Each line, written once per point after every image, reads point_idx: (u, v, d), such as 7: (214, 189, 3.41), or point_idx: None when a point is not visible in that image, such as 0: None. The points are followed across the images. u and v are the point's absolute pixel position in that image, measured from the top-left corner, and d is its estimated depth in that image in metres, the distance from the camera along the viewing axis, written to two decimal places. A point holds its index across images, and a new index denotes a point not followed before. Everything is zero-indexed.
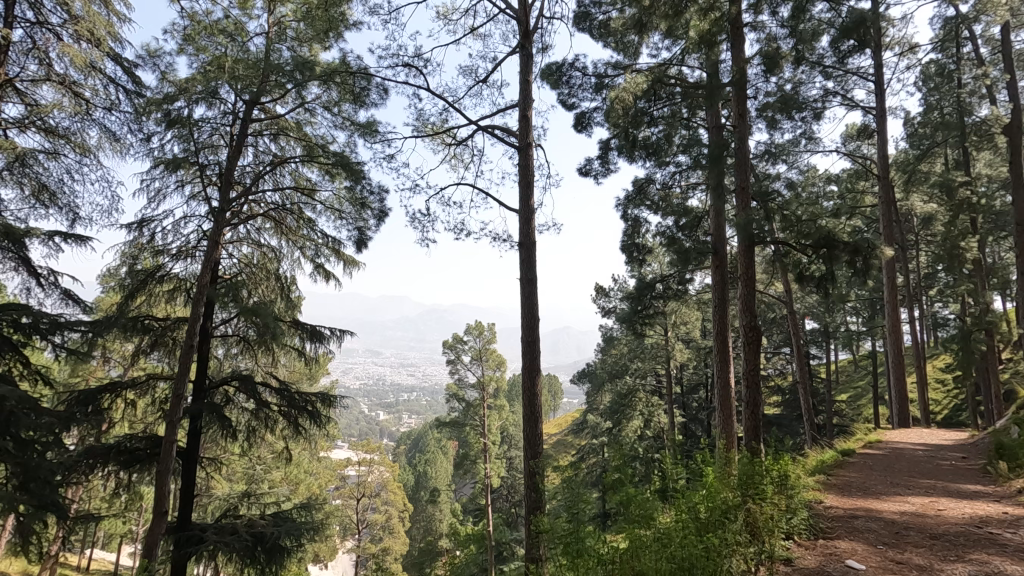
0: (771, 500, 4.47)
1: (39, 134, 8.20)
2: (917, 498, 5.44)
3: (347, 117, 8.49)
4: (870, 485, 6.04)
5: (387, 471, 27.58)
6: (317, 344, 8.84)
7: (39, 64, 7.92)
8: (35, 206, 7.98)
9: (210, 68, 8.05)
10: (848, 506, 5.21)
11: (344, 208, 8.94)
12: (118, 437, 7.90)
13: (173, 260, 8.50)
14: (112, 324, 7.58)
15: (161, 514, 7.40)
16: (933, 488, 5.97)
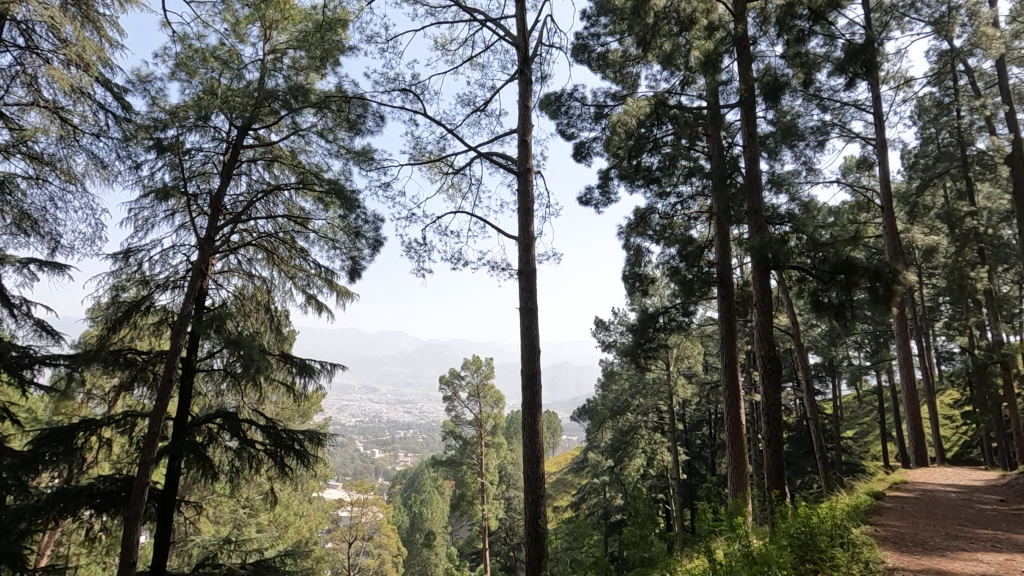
0: (843, 570, 4.14)
1: (23, 161, 7.90)
2: (989, 556, 4.91)
3: (342, 145, 8.23)
4: (924, 537, 5.49)
5: (380, 512, 26.38)
6: (307, 379, 8.31)
7: (27, 89, 7.68)
8: (15, 234, 7.56)
9: (202, 95, 7.80)
10: (916, 567, 4.60)
11: (338, 237, 8.61)
12: (90, 479, 7.25)
13: (159, 291, 8.09)
14: (92, 357, 7.08)
15: (129, 565, 6.73)
16: (997, 541, 5.43)
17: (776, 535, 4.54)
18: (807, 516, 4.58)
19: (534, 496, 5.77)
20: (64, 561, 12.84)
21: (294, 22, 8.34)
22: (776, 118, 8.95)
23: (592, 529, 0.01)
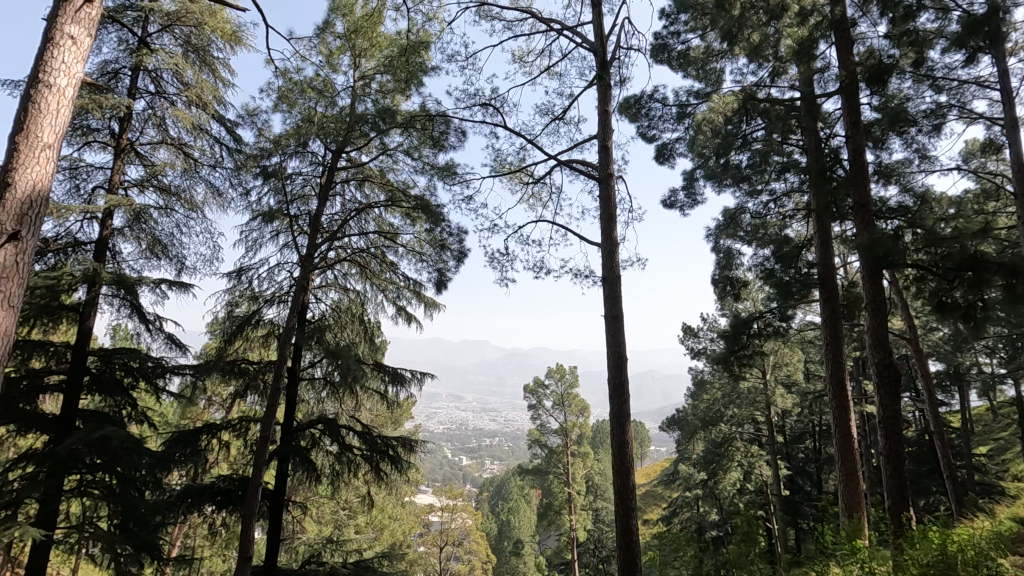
0: None
1: (155, 193, 8.93)
2: None
3: (428, 162, 8.54)
4: None
5: (470, 518, 26.80)
6: (399, 387, 8.64)
7: (157, 129, 8.67)
8: (150, 258, 8.53)
9: (301, 123, 8.42)
10: None
11: (425, 250, 8.92)
12: (211, 478, 7.96)
13: (267, 306, 8.79)
14: (212, 367, 7.80)
15: (246, 559, 7.28)
16: None
17: (905, 563, 4.18)
18: (942, 548, 4.12)
19: (626, 507, 5.59)
20: (192, 552, 14.19)
21: (381, 48, 8.81)
22: (881, 104, 8.22)
23: (782, 513, 0.01)
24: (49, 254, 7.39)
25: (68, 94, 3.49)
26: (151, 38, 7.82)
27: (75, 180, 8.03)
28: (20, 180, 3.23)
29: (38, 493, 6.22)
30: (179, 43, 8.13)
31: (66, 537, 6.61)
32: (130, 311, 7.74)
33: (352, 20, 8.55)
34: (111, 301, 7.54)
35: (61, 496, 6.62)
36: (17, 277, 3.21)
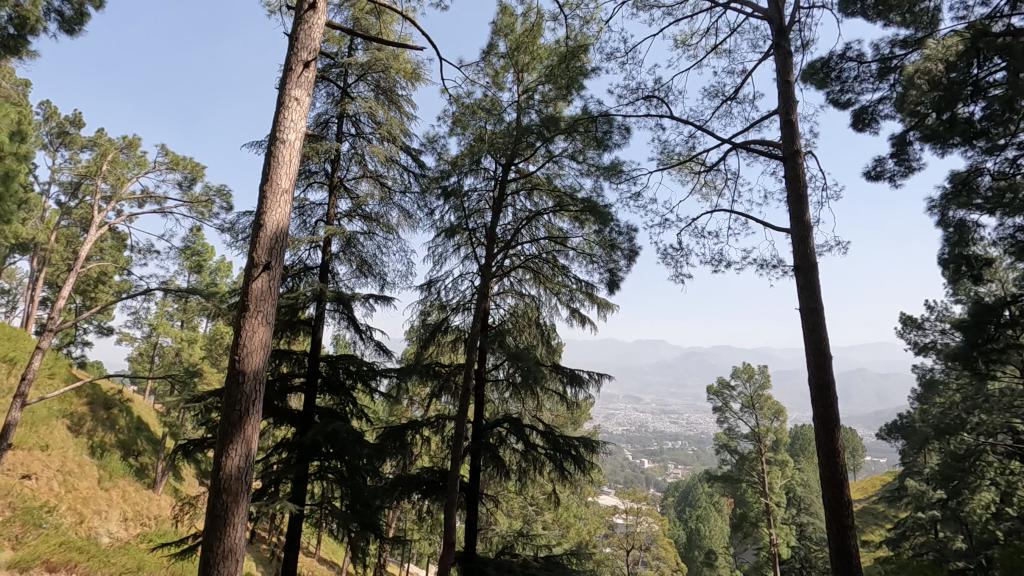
0: None
1: (361, 220, 10.36)
2: None
3: (593, 164, 8.55)
4: None
5: (656, 523, 26.00)
6: (577, 388, 8.76)
7: (359, 165, 10.04)
8: (360, 276, 9.90)
9: (474, 142, 9.08)
10: None
11: (595, 252, 8.95)
12: (417, 469, 8.92)
13: (455, 313, 9.60)
14: (413, 371, 8.75)
15: (450, 544, 7.98)
16: None
17: None
18: None
19: (842, 525, 4.88)
20: (405, 534, 16.01)
21: (540, 60, 9.10)
22: None
23: (898, 491, 0.01)
24: (288, 278, 9.02)
25: (296, 145, 4.22)
26: (350, 87, 9.12)
27: (303, 215, 9.69)
28: (269, 221, 3.99)
29: (291, 475, 7.57)
30: (371, 88, 9.34)
31: (312, 513, 7.93)
32: (347, 323, 9.05)
33: (513, 38, 8.97)
34: (334, 315, 8.91)
35: (308, 478, 7.97)
36: (272, 300, 3.96)
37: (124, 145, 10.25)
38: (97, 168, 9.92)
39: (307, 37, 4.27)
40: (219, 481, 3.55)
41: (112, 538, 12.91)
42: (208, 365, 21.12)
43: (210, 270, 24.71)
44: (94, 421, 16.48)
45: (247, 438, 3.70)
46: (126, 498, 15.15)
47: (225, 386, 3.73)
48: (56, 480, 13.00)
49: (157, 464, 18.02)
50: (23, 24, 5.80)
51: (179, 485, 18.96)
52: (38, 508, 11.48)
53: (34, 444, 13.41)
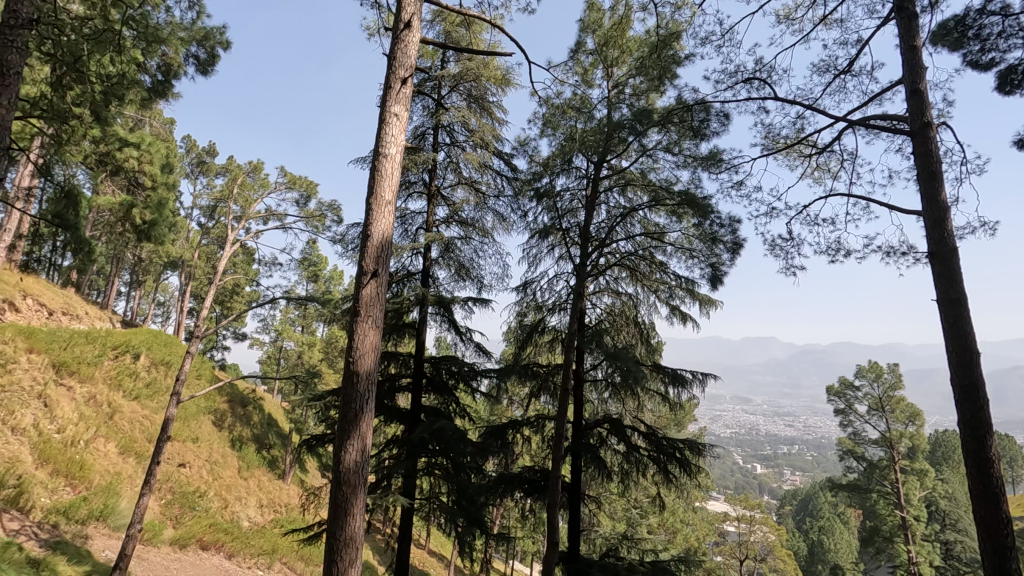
0: None
1: (458, 226, 10.72)
2: None
3: (690, 155, 8.19)
4: None
5: (772, 533, 24.35)
6: (680, 388, 8.40)
7: (454, 172, 10.41)
8: (458, 280, 10.25)
9: (565, 142, 9.06)
10: None
11: (695, 246, 8.59)
12: (519, 467, 9.06)
13: (551, 314, 9.63)
14: (511, 371, 8.91)
15: (553, 544, 8.02)
16: None
17: None
18: None
19: (998, 546, 4.26)
20: (509, 531, 16.31)
21: (630, 52, 8.91)
22: None
23: (912, 500, 0.01)
24: (394, 285, 9.55)
25: (397, 157, 4.45)
26: (444, 98, 9.46)
27: (404, 224, 10.21)
28: (376, 231, 4.26)
29: (402, 470, 7.99)
30: (464, 98, 9.63)
31: (422, 507, 8.31)
32: (448, 325, 9.40)
33: (601, 33, 8.84)
34: (436, 318, 9.29)
35: (417, 474, 8.38)
36: (381, 304, 4.21)
37: (250, 169, 11.40)
38: (229, 192, 11.12)
39: (404, 55, 4.50)
40: (339, 474, 3.85)
41: (250, 522, 14.45)
42: (325, 366, 22.91)
43: (325, 279, 26.84)
44: (233, 417, 18.49)
45: (362, 434, 3.97)
46: (261, 487, 16.85)
47: (342, 385, 4.04)
48: (205, 469, 14.77)
49: (286, 456, 19.85)
50: (168, 70, 6.66)
51: (305, 476, 20.75)
52: (192, 493, 13.11)
53: (187, 436, 15.32)
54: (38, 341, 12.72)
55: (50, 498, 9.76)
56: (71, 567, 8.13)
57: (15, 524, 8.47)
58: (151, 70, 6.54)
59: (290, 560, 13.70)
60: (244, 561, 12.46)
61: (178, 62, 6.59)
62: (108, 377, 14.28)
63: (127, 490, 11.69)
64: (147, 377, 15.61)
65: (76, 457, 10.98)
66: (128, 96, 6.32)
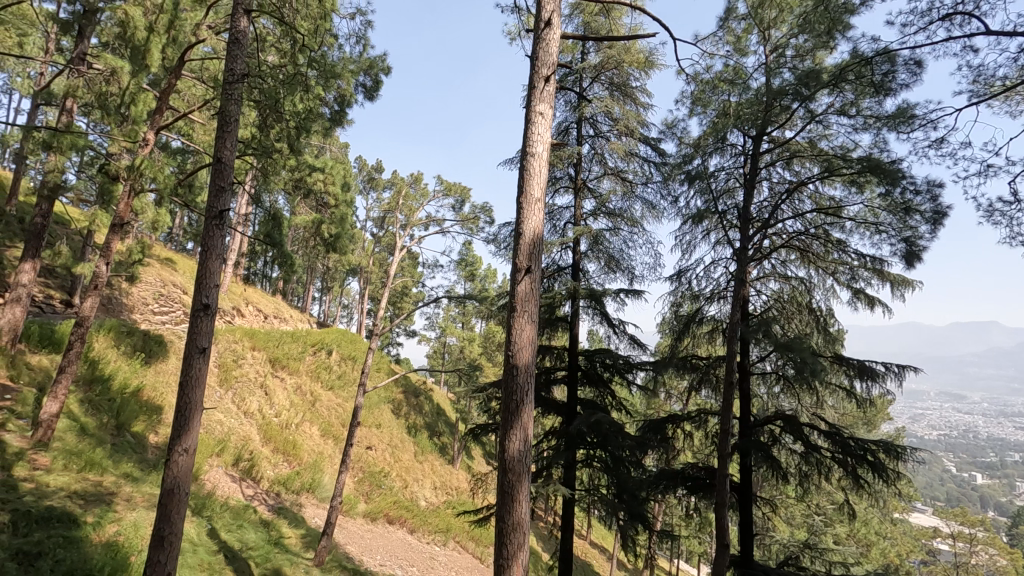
0: None
1: (606, 217, 10.61)
2: None
3: (872, 114, 7.12)
4: None
5: (1002, 557, 20.31)
6: (870, 383, 7.36)
7: (600, 164, 10.32)
8: (609, 272, 10.15)
9: (718, 119, 8.45)
10: None
11: (883, 219, 7.47)
12: (681, 464, 8.70)
13: (709, 303, 9.10)
14: (669, 363, 8.58)
15: (723, 546, 7.55)
16: None
17: None
18: None
19: None
20: (673, 529, 15.77)
21: (791, 9, 8.03)
22: None
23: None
24: (545, 280, 9.77)
25: (543, 155, 4.52)
26: (586, 90, 9.43)
27: (552, 220, 10.39)
28: (527, 228, 4.40)
29: (562, 461, 8.15)
30: (606, 87, 9.49)
31: (583, 498, 8.39)
32: (601, 318, 9.35)
33: None
34: (588, 311, 9.30)
35: (576, 466, 8.46)
36: (535, 300, 4.33)
37: (412, 181, 12.48)
38: (396, 203, 12.30)
39: (545, 54, 4.56)
40: (505, 462, 4.06)
41: (427, 502, 15.89)
42: (485, 359, 24.27)
43: (481, 278, 28.39)
44: (408, 407, 20.46)
45: (524, 424, 4.12)
46: (435, 471, 18.42)
47: (503, 378, 4.24)
48: (388, 452, 16.58)
49: (455, 443, 21.44)
50: (343, 101, 7.57)
51: (472, 462, 22.24)
52: (378, 473, 14.80)
53: (372, 422, 17.33)
54: (259, 340, 15.32)
55: (274, 471, 11.73)
56: (292, 530, 9.71)
57: (250, 491, 10.35)
58: (330, 103, 7.52)
59: (463, 540, 14.80)
60: (424, 537, 13.76)
61: (350, 93, 7.49)
62: (310, 370, 16.70)
63: (328, 467, 13.59)
64: (339, 370, 17.97)
65: (290, 438, 13.05)
66: (315, 128, 7.34)
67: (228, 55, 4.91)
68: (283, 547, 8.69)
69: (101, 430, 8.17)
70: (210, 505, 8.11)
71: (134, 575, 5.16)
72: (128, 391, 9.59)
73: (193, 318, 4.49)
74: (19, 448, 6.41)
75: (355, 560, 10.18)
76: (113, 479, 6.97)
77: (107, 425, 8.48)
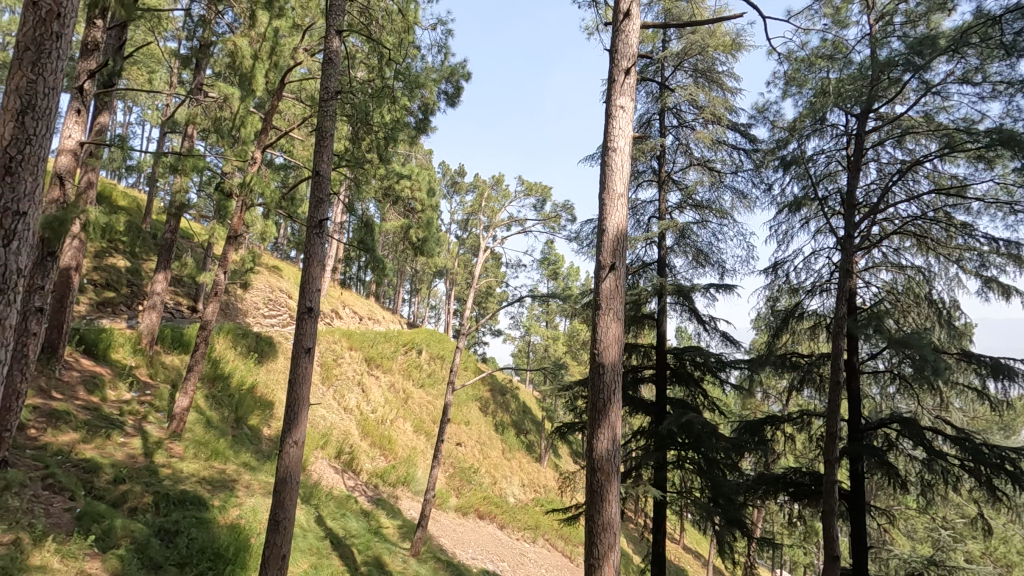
0: None
1: (692, 210, 10.21)
2: None
3: (1001, 80, 6.30)
4: None
5: None
6: (1007, 383, 6.52)
7: (685, 155, 9.94)
8: (697, 267, 9.76)
9: (815, 98, 7.85)
10: None
11: (1019, 198, 6.59)
12: (782, 468, 8.18)
13: (810, 296, 8.48)
14: (766, 362, 8.10)
15: (833, 558, 7.00)
16: None
17: None
18: None
19: None
20: (774, 537, 14.88)
21: None
22: None
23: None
24: (630, 276, 9.56)
25: (626, 149, 4.43)
26: (668, 80, 9.13)
27: (636, 215, 10.15)
28: (610, 224, 4.34)
29: (652, 461, 7.94)
30: (690, 74, 9.13)
31: (675, 500, 8.13)
32: (689, 315, 9.01)
33: None
34: (675, 308, 8.99)
35: (667, 467, 8.19)
36: (621, 297, 4.25)
37: (493, 183, 12.69)
38: (478, 206, 12.58)
39: (625, 45, 4.47)
40: (593, 461, 4.02)
41: (516, 499, 16.13)
42: (570, 358, 24.17)
43: (563, 276, 28.37)
44: (495, 404, 20.84)
45: (612, 424, 4.06)
46: (522, 468, 18.62)
47: (589, 376, 4.21)
48: (476, 448, 16.99)
49: (541, 441, 21.59)
50: (427, 109, 7.86)
51: (559, 461, 22.23)
52: (468, 469, 15.20)
53: (461, 419, 17.84)
54: (355, 340, 16.30)
55: (372, 464, 12.42)
56: (390, 520, 10.23)
57: (351, 482, 11.03)
58: (415, 112, 7.83)
59: (552, 538, 14.85)
60: (513, 533, 13.98)
61: (434, 101, 7.75)
62: (402, 368, 17.49)
63: (421, 462, 14.18)
64: (429, 368, 18.69)
65: (385, 433, 13.73)
66: (402, 136, 7.68)
67: (323, 74, 5.26)
68: (382, 536, 9.18)
69: (223, 423, 9.06)
70: (317, 495, 8.75)
71: (255, 555, 5.66)
72: (244, 388, 10.55)
73: (299, 321, 4.86)
74: (158, 438, 7.26)
75: (449, 553, 10.53)
76: (234, 467, 7.71)
77: (228, 418, 9.38)
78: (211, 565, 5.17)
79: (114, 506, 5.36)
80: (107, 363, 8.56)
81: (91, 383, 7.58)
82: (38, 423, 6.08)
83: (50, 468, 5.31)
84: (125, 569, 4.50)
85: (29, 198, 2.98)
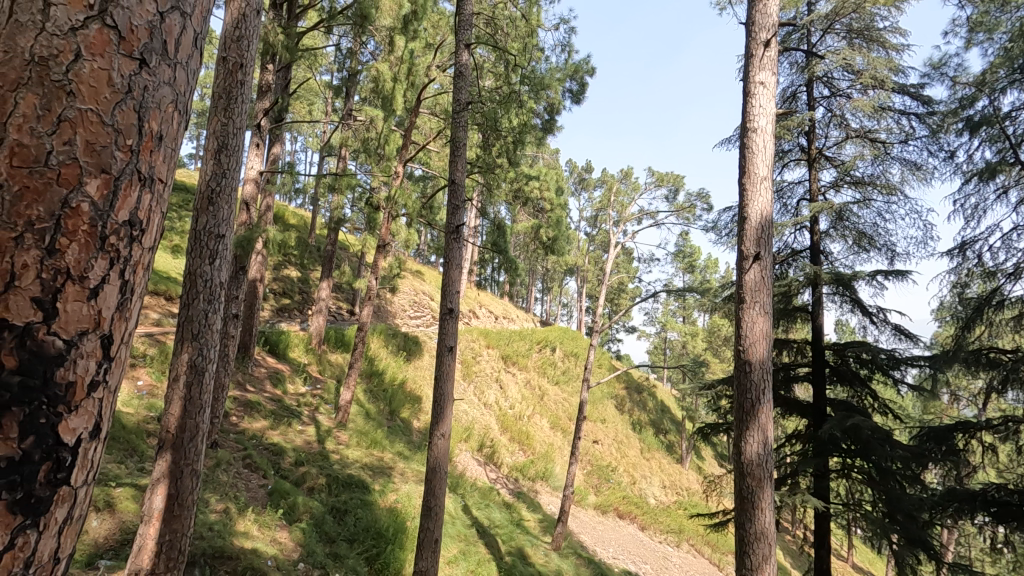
0: None
1: (851, 188, 9.08)
2: None
3: None
4: None
5: None
6: None
7: (840, 127, 8.88)
8: (859, 252, 8.66)
9: (1012, 43, 6.55)
10: None
11: None
12: (981, 484, 6.95)
13: (1012, 280, 7.11)
14: (953, 358, 6.95)
15: None
16: None
17: None
18: None
19: None
20: (972, 564, 12.69)
21: None
22: None
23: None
24: (777, 266, 8.78)
25: (768, 128, 4.08)
26: (816, 46, 8.22)
27: (783, 198, 9.28)
28: (753, 211, 4.03)
29: (810, 469, 7.20)
30: (843, 36, 8.13)
31: (841, 513, 7.29)
32: (852, 306, 8.02)
33: None
34: (834, 299, 8.06)
35: (830, 476, 7.38)
36: (767, 289, 3.92)
37: (622, 176, 12.43)
38: (608, 200, 12.39)
39: (763, 16, 4.11)
40: (742, 465, 3.77)
41: (656, 501, 15.67)
42: (711, 355, 22.84)
43: (701, 269, 26.87)
44: (632, 403, 20.39)
45: (763, 426, 3.76)
46: (662, 469, 18.01)
47: (734, 374, 3.96)
48: (614, 447, 16.77)
49: (682, 442, 20.69)
50: (553, 109, 7.93)
51: (702, 464, 21.10)
52: (606, 467, 15.06)
53: (597, 417, 17.73)
54: (492, 339, 17.01)
55: (512, 458, 12.85)
56: (530, 514, 10.50)
57: (493, 475, 11.53)
58: (541, 113, 7.95)
59: (697, 544, 14.16)
60: (656, 535, 13.58)
61: (559, 100, 7.80)
62: (537, 366, 17.85)
63: (559, 458, 14.36)
64: (563, 365, 18.86)
65: (523, 428, 14.10)
66: (529, 139, 7.84)
67: (455, 88, 5.56)
68: (524, 528, 9.46)
69: (380, 415, 10.00)
70: (462, 485, 9.29)
71: (411, 536, 6.16)
72: (396, 383, 11.52)
73: (442, 321, 5.20)
74: (327, 427, 8.23)
75: (589, 550, 10.54)
76: (390, 455, 8.48)
77: (383, 411, 10.33)
78: (374, 543, 5.73)
79: (296, 485, 6.18)
80: (286, 360, 9.89)
81: (275, 378, 8.83)
82: (238, 412, 7.22)
83: (248, 450, 6.29)
84: (306, 540, 5.18)
85: (227, 222, 3.53)
